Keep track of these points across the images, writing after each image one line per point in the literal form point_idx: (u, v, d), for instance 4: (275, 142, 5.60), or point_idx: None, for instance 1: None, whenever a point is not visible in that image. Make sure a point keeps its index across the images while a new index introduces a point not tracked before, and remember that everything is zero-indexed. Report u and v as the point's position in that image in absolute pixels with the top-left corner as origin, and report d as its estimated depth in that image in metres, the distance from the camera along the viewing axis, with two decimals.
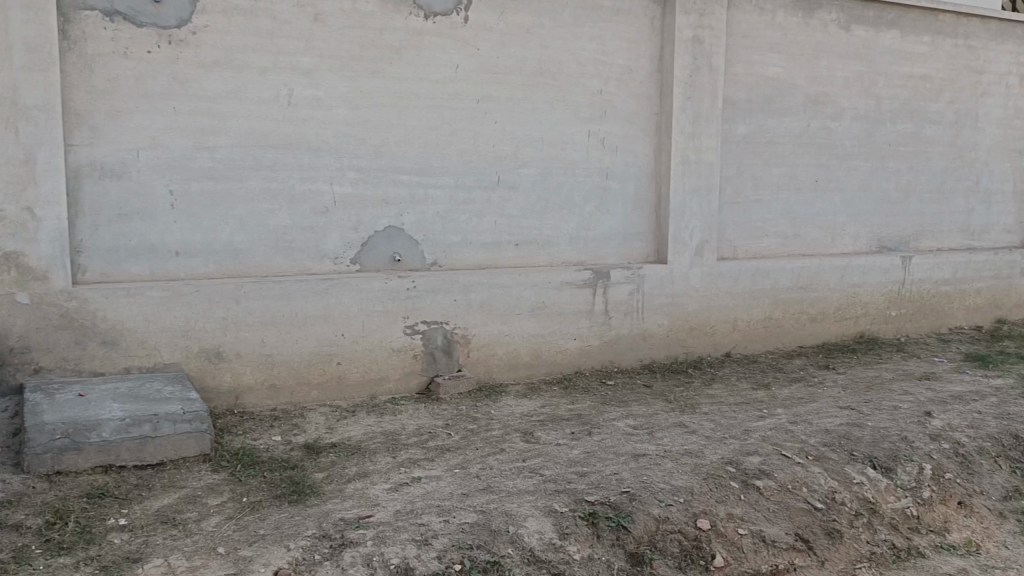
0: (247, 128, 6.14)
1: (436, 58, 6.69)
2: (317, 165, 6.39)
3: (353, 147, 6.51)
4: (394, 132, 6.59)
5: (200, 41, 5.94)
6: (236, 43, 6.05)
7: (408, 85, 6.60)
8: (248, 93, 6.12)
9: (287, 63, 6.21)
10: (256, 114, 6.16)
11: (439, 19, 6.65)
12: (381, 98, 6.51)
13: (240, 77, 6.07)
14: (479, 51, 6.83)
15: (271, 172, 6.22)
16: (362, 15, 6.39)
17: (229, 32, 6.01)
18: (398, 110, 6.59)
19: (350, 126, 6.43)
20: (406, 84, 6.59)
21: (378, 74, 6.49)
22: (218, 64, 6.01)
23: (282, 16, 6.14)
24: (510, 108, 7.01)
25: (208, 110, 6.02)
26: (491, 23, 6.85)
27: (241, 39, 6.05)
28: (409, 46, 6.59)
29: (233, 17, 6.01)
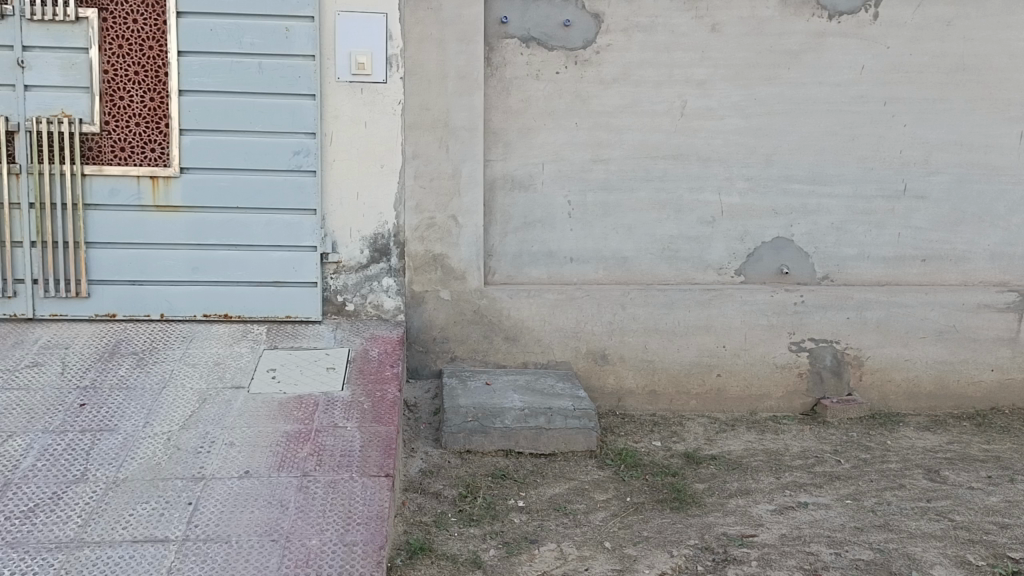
0: (526, 137, 5.00)
1: (810, 63, 5.07)
2: (606, 190, 5.07)
3: (582, 84, 4.97)
4: (712, 146, 5.09)
5: (502, 38, 4.91)
6: (545, 40, 4.93)
7: (748, 93, 5.06)
8: (544, 103, 4.98)
9: (608, 67, 4.98)
10: (547, 125, 5.00)
11: (827, 18, 5.03)
12: (710, 108, 5.06)
13: (539, 82, 4.96)
14: (868, 52, 5.08)
15: (546, 192, 5.05)
16: (713, 7, 4.97)
17: (545, 29, 4.92)
18: (725, 119, 5.07)
19: (657, 139, 5.05)
20: (741, 90, 5.06)
21: (714, 84, 5.04)
22: (517, 65, 4.94)
23: (601, 8, 4.93)
24: (883, 120, 5.15)
25: (492, 118, 4.97)
26: (903, 17, 5.07)
27: (555, 38, 4.93)
28: (770, 46, 5.03)
29: (537, 7, 4.90)
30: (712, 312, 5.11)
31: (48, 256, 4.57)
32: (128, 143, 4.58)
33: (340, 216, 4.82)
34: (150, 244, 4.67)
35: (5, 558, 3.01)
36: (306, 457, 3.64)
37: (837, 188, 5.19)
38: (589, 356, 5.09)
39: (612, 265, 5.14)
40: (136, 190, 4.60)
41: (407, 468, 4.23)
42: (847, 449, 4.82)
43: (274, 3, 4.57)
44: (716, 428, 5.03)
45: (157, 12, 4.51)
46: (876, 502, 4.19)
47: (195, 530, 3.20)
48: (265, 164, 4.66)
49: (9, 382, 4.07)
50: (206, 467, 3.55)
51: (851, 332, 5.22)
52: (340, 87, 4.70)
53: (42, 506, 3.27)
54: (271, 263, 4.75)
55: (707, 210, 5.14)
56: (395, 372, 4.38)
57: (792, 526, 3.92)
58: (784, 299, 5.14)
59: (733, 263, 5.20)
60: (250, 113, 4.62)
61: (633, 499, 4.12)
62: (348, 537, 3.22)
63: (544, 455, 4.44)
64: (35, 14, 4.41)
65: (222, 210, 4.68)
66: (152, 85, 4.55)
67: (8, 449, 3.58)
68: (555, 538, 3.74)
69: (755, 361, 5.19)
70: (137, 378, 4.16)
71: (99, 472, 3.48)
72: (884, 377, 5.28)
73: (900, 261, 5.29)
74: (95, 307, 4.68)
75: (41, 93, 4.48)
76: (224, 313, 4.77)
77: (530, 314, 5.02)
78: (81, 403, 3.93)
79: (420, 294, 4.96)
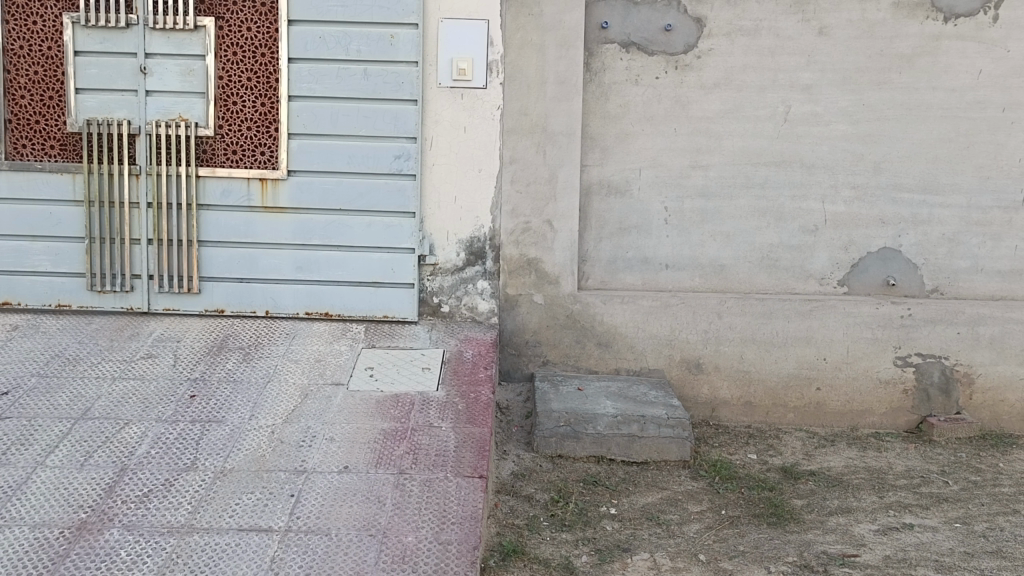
0: (624, 142, 4.97)
1: (924, 67, 4.87)
2: (705, 197, 4.99)
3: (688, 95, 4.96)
4: (816, 153, 4.95)
5: (602, 43, 4.90)
6: (646, 45, 4.90)
7: (856, 98, 4.91)
8: (643, 108, 4.94)
9: (710, 71, 4.91)
10: (646, 130, 4.96)
11: (943, 21, 4.83)
12: (816, 114, 4.92)
13: (638, 87, 4.93)
14: (988, 56, 4.86)
15: (643, 198, 5.00)
16: (822, 10, 4.84)
17: (645, 34, 4.88)
18: (831, 125, 4.93)
19: (759, 145, 4.95)
20: (849, 95, 4.90)
21: (821, 89, 4.90)
22: (616, 71, 4.92)
23: (705, 12, 4.86)
24: (1002, 127, 4.91)
25: (590, 123, 4.96)
26: None
27: (656, 43, 4.89)
28: (881, 50, 4.86)
29: (639, 12, 4.87)
30: (812, 323, 4.97)
31: (163, 253, 4.81)
32: (239, 146, 4.77)
33: (438, 219, 4.90)
34: (257, 244, 4.85)
35: (121, 540, 3.18)
36: (403, 455, 3.71)
37: (950, 198, 4.97)
38: (683, 365, 5.02)
39: (709, 273, 5.06)
40: (246, 192, 4.79)
41: (498, 470, 4.26)
42: (956, 471, 4.61)
43: (380, 10, 4.69)
44: (815, 443, 4.89)
45: (269, 20, 4.68)
46: (987, 527, 4.01)
47: (297, 522, 3.31)
48: (368, 167, 4.79)
49: (126, 372, 4.29)
50: (308, 461, 3.66)
51: (962, 348, 4.99)
52: (442, 92, 4.79)
53: (156, 492, 3.44)
54: (371, 264, 4.88)
55: (809, 218, 5.00)
56: (489, 374, 4.42)
57: (897, 548, 3.79)
58: (891, 311, 4.96)
59: (835, 274, 5.05)
60: (354, 118, 4.75)
61: (728, 512, 4.05)
62: (442, 536, 3.26)
63: (637, 463, 4.40)
64: (157, 23, 4.63)
65: (325, 212, 4.83)
66: (263, 90, 4.73)
67: (125, 435, 3.78)
68: (648, 548, 3.71)
69: (857, 376, 5.02)
70: (244, 372, 4.33)
71: (208, 462, 3.63)
72: (997, 397, 5.04)
73: (1018, 275, 5.02)
74: (205, 303, 4.89)
75: (161, 98, 4.71)
76: (325, 311, 4.92)
77: (624, 320, 4.99)
78: (192, 394, 4.11)
79: (514, 297, 4.99)
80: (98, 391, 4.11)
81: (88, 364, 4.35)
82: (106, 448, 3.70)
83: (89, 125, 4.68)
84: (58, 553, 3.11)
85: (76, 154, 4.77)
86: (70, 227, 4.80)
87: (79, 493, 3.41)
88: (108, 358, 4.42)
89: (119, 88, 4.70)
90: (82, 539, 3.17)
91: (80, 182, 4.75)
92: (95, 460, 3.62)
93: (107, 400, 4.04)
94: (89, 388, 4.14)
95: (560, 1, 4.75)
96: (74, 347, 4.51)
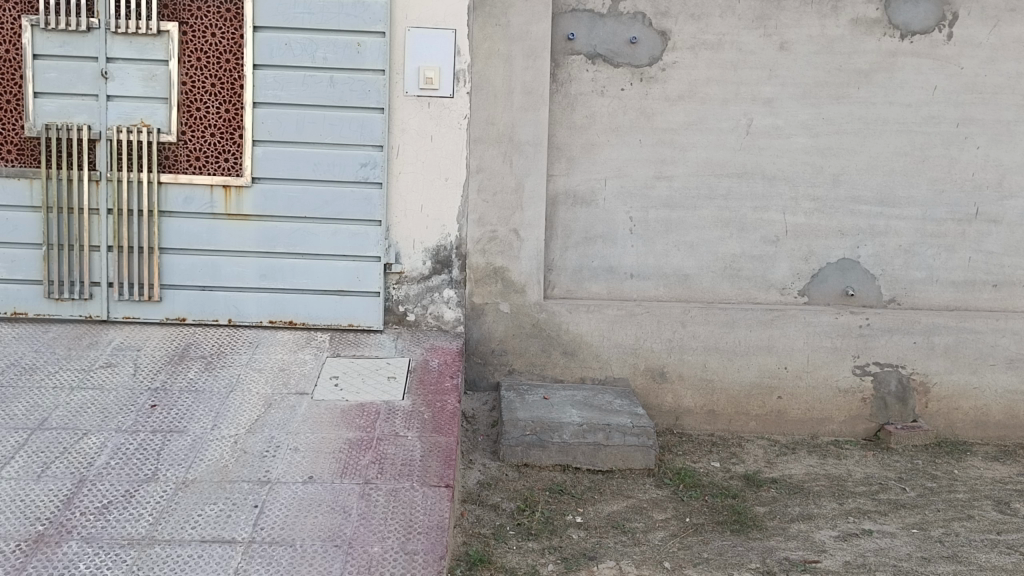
0: (590, 152, 5.01)
1: (882, 82, 4.99)
2: (670, 208, 5.05)
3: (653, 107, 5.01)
4: (777, 165, 5.04)
5: (568, 54, 4.94)
6: (611, 57, 4.95)
7: (816, 111, 5.01)
8: (609, 119, 4.99)
9: (674, 84, 4.97)
10: (611, 140, 5.00)
11: (900, 37, 4.95)
12: (776, 127, 5.02)
13: (604, 98, 4.98)
14: (942, 72, 4.99)
15: (608, 208, 5.05)
16: (782, 26, 4.93)
17: (611, 46, 4.94)
18: (792, 138, 5.03)
19: (721, 156, 5.03)
20: (809, 109, 5.01)
21: (781, 103, 5.00)
22: (582, 82, 4.96)
23: (669, 25, 4.92)
24: (955, 141, 5.05)
25: (556, 133, 5.00)
26: (979, 36, 4.97)
27: (621, 55, 4.95)
28: (840, 65, 4.97)
29: (605, 24, 4.92)
30: (774, 332, 5.05)
31: (124, 260, 4.73)
32: (203, 152, 4.72)
33: (404, 228, 4.90)
34: (220, 251, 4.80)
35: (80, 552, 3.11)
36: (368, 465, 3.69)
37: (906, 210, 5.09)
38: (647, 373, 5.07)
39: (673, 282, 5.11)
40: (209, 199, 4.73)
41: (464, 480, 4.25)
42: (913, 477, 4.71)
43: (348, 19, 4.68)
44: (777, 451, 4.97)
45: (235, 26, 4.64)
46: (943, 532, 4.11)
47: (260, 533, 3.27)
48: (334, 175, 4.77)
49: (84, 382, 4.21)
50: (272, 471, 3.62)
51: (918, 357, 5.11)
52: (408, 101, 4.78)
53: (116, 503, 3.37)
54: (336, 272, 4.85)
55: (771, 229, 5.08)
56: (454, 384, 4.41)
57: (857, 553, 3.86)
58: (849, 321, 5.06)
59: (796, 284, 5.14)
60: (320, 125, 4.73)
61: (692, 520, 4.09)
62: (408, 546, 3.25)
63: (602, 472, 4.43)
64: (119, 27, 4.56)
65: (291, 219, 4.80)
66: (228, 97, 4.69)
67: (84, 446, 3.71)
68: (614, 556, 3.74)
69: (817, 384, 5.11)
70: (206, 381, 4.27)
71: (170, 473, 3.57)
72: (952, 404, 5.17)
73: (971, 286, 5.16)
74: (166, 311, 4.82)
75: (122, 103, 4.64)
76: (289, 320, 4.88)
77: (590, 329, 5.02)
78: (152, 404, 4.05)
79: (480, 306, 4.99)
80: (56, 401, 4.03)
81: (45, 373, 4.26)
82: (64, 458, 3.62)
83: (49, 129, 4.60)
84: (14, 566, 3.04)
85: (34, 159, 4.68)
86: (27, 233, 4.71)
87: (36, 504, 3.34)
88: (66, 367, 4.33)
89: (79, 92, 4.63)
90: (40, 552, 3.10)
91: (38, 188, 4.66)
92: (53, 471, 3.54)
93: (66, 410, 3.96)
94: (46, 397, 4.05)
95: (527, 12, 4.77)
96: (31, 356, 4.41)
